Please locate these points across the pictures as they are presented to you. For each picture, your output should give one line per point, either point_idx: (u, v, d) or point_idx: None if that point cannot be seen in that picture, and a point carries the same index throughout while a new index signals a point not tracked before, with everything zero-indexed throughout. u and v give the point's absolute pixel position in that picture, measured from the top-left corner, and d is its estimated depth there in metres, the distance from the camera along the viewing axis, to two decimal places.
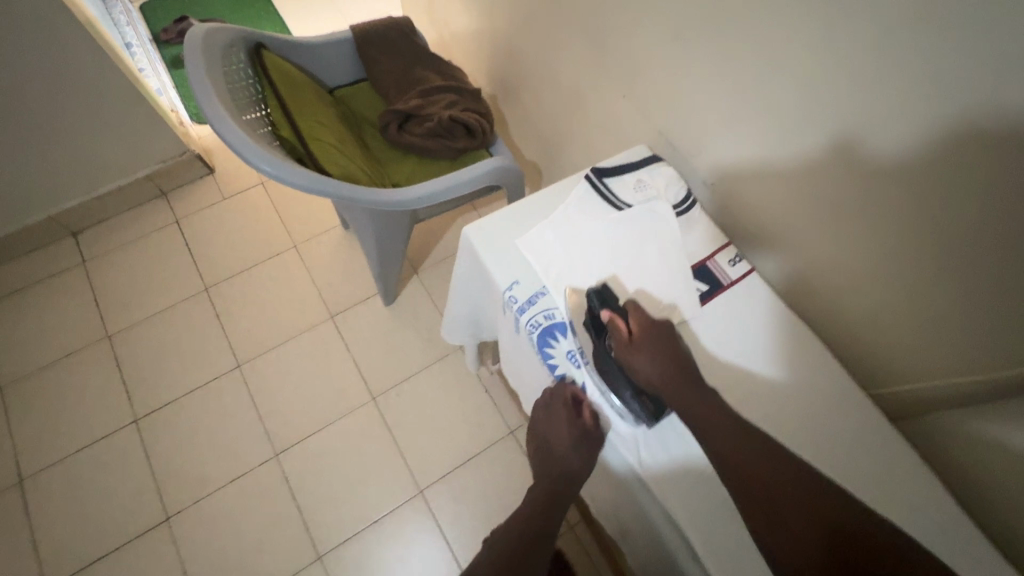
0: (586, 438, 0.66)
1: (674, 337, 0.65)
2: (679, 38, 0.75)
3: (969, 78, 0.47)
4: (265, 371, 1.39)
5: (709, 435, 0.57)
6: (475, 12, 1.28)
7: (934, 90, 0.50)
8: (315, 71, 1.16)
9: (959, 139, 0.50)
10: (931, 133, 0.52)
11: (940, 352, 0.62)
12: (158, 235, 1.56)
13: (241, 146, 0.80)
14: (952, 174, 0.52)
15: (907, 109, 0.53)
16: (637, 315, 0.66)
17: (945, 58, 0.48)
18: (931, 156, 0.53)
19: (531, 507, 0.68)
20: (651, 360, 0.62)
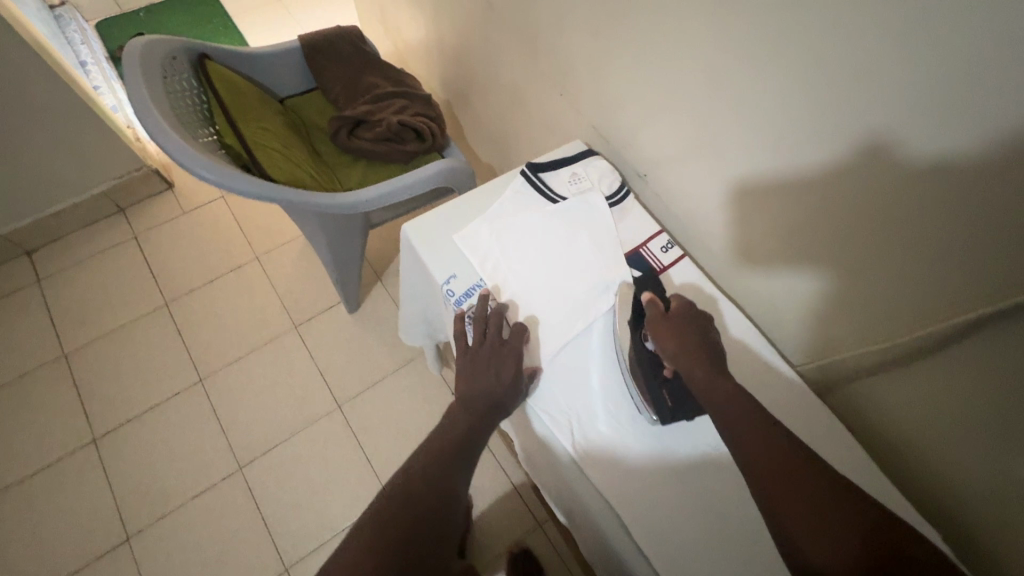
0: (500, 353, 0.65)
1: (705, 330, 0.63)
2: (602, 36, 0.77)
3: (851, 62, 0.50)
4: (228, 384, 1.38)
5: (733, 425, 0.53)
6: (424, 21, 1.30)
7: (823, 75, 0.53)
8: (263, 80, 1.16)
9: (850, 119, 0.53)
10: (827, 114, 0.55)
11: (849, 327, 0.65)
12: (116, 251, 1.55)
13: (182, 155, 0.81)
14: (847, 153, 0.55)
15: (804, 94, 0.56)
16: (680, 301, 0.66)
17: (828, 44, 0.51)
18: (827, 138, 0.56)
19: (442, 441, 0.63)
20: (680, 342, 0.61)
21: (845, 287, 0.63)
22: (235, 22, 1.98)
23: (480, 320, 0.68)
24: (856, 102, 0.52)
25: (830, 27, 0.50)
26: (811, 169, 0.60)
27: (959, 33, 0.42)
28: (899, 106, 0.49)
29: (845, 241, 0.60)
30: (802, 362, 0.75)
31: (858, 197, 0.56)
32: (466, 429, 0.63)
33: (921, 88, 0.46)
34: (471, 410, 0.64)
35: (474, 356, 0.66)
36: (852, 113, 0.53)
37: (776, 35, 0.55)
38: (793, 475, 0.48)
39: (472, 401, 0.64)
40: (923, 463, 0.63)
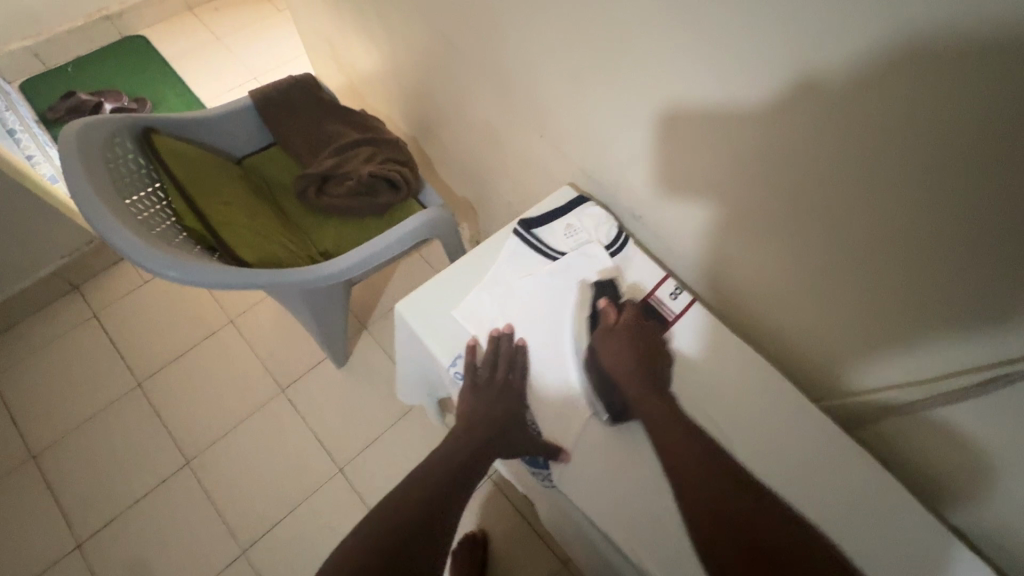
0: (504, 389, 0.67)
1: (648, 338, 0.69)
2: (579, 79, 0.74)
3: (863, 113, 0.47)
4: (217, 462, 1.29)
5: (663, 439, 0.61)
6: (378, 58, 1.24)
7: (832, 124, 0.50)
8: (216, 143, 1.08)
9: (866, 168, 0.50)
10: (840, 164, 0.52)
11: (874, 368, 0.65)
12: (76, 333, 1.44)
13: (141, 254, 0.73)
14: (862, 201, 0.53)
15: (811, 143, 0.53)
16: (631, 311, 0.70)
17: (838, 95, 0.48)
18: (841, 185, 0.53)
19: (442, 467, 0.63)
20: (620, 350, 0.67)
21: (868, 332, 0.63)
22: (174, 68, 1.86)
23: (490, 354, 0.68)
24: (872, 152, 0.49)
25: (839, 77, 0.47)
26: (823, 216, 0.57)
27: (983, 89, 0.40)
28: (921, 159, 0.46)
29: (865, 291, 0.59)
30: (827, 397, 0.74)
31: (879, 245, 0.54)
32: (466, 455, 0.64)
33: (946, 142, 0.44)
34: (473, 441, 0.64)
35: (480, 390, 0.66)
36: (868, 163, 0.50)
37: (778, 85, 0.52)
38: (704, 472, 0.57)
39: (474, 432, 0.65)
40: (963, 492, 0.64)
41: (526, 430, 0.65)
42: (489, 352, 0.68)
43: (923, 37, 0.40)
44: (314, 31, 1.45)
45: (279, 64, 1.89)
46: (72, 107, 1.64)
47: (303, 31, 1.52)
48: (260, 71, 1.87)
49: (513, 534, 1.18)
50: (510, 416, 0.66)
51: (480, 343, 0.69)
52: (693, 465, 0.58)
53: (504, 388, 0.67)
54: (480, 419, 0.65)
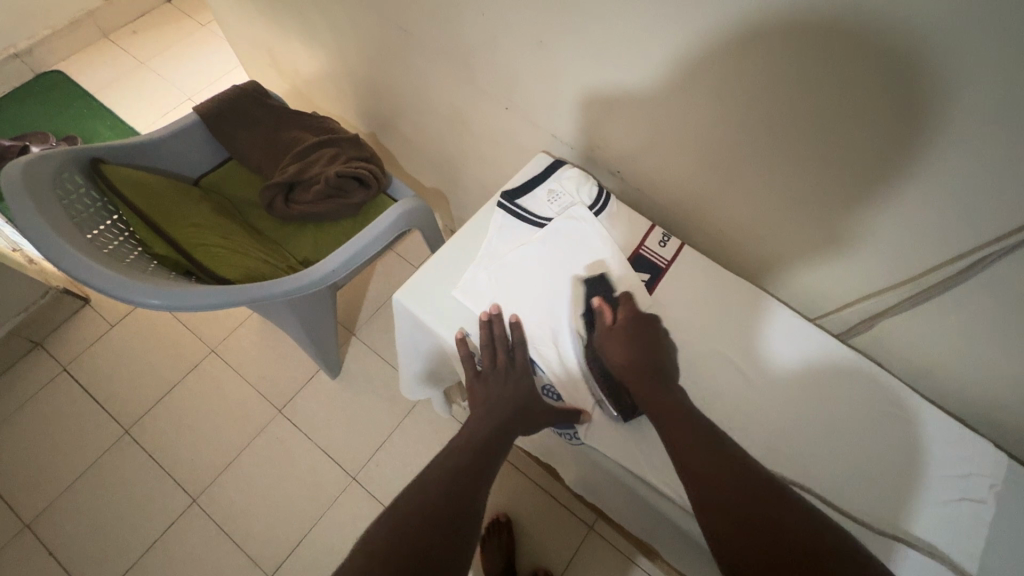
0: (511, 371, 0.68)
1: (653, 336, 0.68)
2: (542, 45, 0.74)
3: (835, 31, 0.50)
4: (226, 495, 1.25)
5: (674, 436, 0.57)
6: (322, 57, 1.20)
7: (809, 43, 0.52)
8: (169, 167, 1.04)
9: (841, 85, 0.53)
10: (818, 83, 0.55)
11: (864, 278, 0.70)
12: (48, 391, 1.36)
13: (116, 287, 0.70)
14: (842, 115, 0.56)
15: (789, 65, 0.55)
16: (625, 308, 0.69)
17: (809, 15, 0.50)
18: (821, 104, 0.56)
19: (463, 453, 0.63)
20: (625, 350, 0.65)
21: (853, 245, 0.67)
22: (100, 100, 1.76)
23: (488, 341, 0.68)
24: (848, 66, 0.52)
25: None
26: (807, 135, 0.60)
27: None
28: (895, 64, 0.49)
29: (847, 208, 0.64)
30: (821, 315, 0.80)
31: (861, 158, 0.58)
32: (486, 439, 0.64)
33: (919, 45, 0.46)
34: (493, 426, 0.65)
35: (487, 380, 0.67)
36: (846, 77, 0.52)
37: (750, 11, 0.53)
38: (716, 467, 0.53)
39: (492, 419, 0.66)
40: (958, 376, 0.70)
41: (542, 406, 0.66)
42: (487, 339, 0.68)
43: None
44: (248, 39, 1.39)
45: (212, 79, 1.82)
46: None
47: (234, 41, 1.46)
48: (193, 90, 1.79)
49: (538, 507, 1.20)
50: (521, 396, 0.67)
51: (469, 335, 0.69)
52: (706, 460, 0.54)
53: (510, 372, 0.68)
54: (495, 404, 0.66)
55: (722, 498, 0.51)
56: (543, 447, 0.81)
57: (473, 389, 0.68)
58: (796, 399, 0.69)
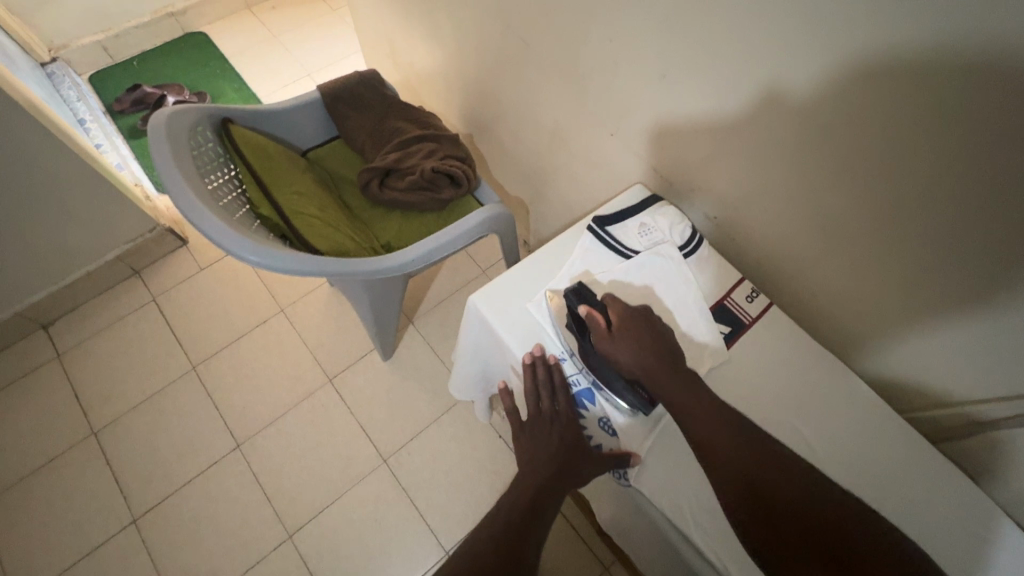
0: (555, 417, 0.68)
1: (652, 326, 0.66)
2: (665, 79, 0.74)
3: (1000, 118, 0.46)
4: (267, 447, 1.32)
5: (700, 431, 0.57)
6: (440, 57, 1.25)
7: (968, 123, 0.48)
8: (285, 136, 1.12)
9: (991, 173, 0.49)
10: (971, 169, 0.51)
11: (974, 380, 0.65)
12: (136, 316, 1.49)
13: (222, 237, 0.76)
14: (992, 210, 0.51)
15: (939, 142, 0.51)
16: (615, 306, 0.67)
17: (976, 95, 0.47)
18: (968, 192, 0.52)
19: (516, 505, 0.63)
20: (635, 351, 0.63)
21: (969, 344, 0.62)
22: (233, 64, 1.93)
23: (531, 384, 0.68)
24: (1007, 157, 0.48)
25: (977, 79, 0.46)
26: (945, 220, 0.55)
27: None
28: None
29: (970, 304, 0.59)
30: (912, 412, 0.75)
31: (1008, 259, 0.53)
32: (536, 490, 0.64)
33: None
34: (542, 472, 0.65)
35: (535, 427, 0.69)
36: (1006, 169, 0.48)
37: (905, 79, 0.50)
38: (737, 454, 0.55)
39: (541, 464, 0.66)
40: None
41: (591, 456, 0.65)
42: (529, 383, 0.68)
43: None
44: (375, 30, 1.48)
45: (332, 61, 1.94)
46: (138, 99, 1.72)
47: (361, 29, 1.56)
48: (313, 69, 1.92)
49: (557, 536, 1.18)
50: (568, 444, 0.66)
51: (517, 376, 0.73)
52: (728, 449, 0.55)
53: (557, 414, 0.68)
54: (545, 454, 0.67)
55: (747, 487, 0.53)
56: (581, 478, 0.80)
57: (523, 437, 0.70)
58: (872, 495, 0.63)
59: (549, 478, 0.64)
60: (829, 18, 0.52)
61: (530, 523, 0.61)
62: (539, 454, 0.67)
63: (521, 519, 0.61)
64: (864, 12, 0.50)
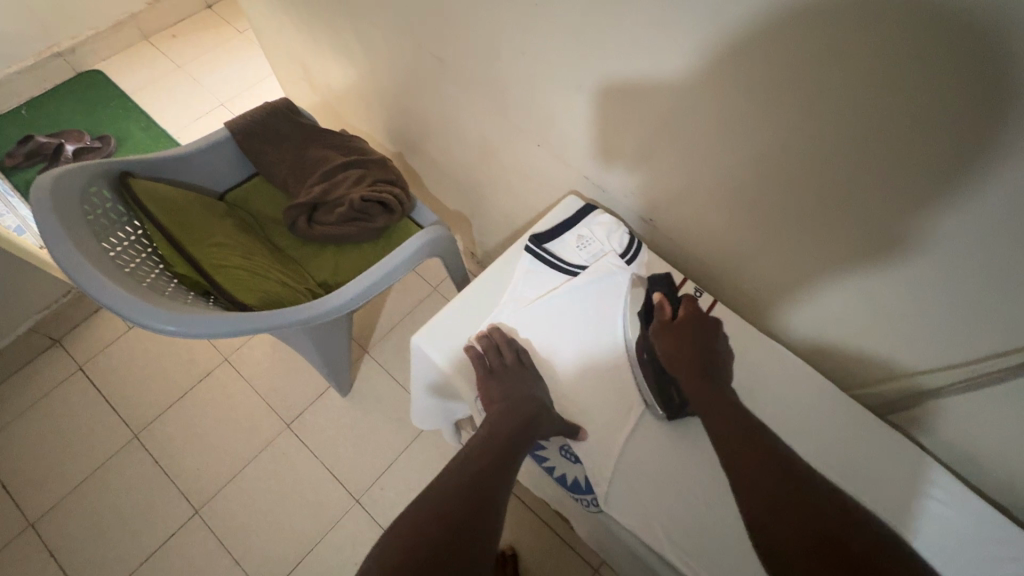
0: (519, 369, 0.68)
1: (715, 339, 0.69)
2: (580, 86, 0.73)
3: (897, 105, 0.47)
4: (229, 507, 1.24)
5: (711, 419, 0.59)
6: (356, 77, 1.20)
7: (873, 110, 0.49)
8: (198, 181, 1.04)
9: (896, 154, 0.51)
10: (885, 153, 0.51)
11: (911, 352, 0.67)
12: (62, 389, 1.37)
13: (133, 310, 0.69)
14: (904, 190, 0.53)
15: (856, 131, 0.52)
16: (687, 305, 0.71)
17: (871, 85, 0.48)
18: (883, 176, 0.53)
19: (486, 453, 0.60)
20: (681, 345, 0.67)
21: (900, 317, 0.64)
22: (136, 101, 1.79)
23: (484, 370, 0.67)
24: (910, 139, 0.49)
25: (871, 69, 0.47)
26: (872, 202, 0.56)
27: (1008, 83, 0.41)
28: (964, 144, 0.46)
29: (897, 279, 0.61)
30: (860, 387, 0.77)
31: (927, 235, 0.54)
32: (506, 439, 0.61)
33: (1020, 122, 0.42)
34: (492, 459, 0.60)
35: (500, 378, 0.66)
36: (917, 152, 0.49)
37: (805, 74, 0.51)
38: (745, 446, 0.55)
39: (492, 450, 0.61)
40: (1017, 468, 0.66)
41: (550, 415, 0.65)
42: (481, 369, 0.67)
43: (945, 32, 0.41)
44: (284, 53, 1.40)
45: (244, 87, 1.83)
46: (32, 151, 1.57)
47: (269, 52, 1.47)
48: (225, 97, 1.81)
49: (543, 549, 1.15)
50: (534, 394, 0.66)
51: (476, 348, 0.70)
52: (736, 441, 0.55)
53: (512, 396, 0.65)
54: (513, 401, 0.64)
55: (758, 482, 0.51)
56: (554, 500, 0.78)
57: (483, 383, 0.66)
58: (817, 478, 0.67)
59: (503, 460, 0.60)
60: (739, 18, 0.51)
61: (501, 472, 0.59)
62: (507, 400, 0.64)
63: (494, 468, 0.59)
64: (757, 11, 0.50)
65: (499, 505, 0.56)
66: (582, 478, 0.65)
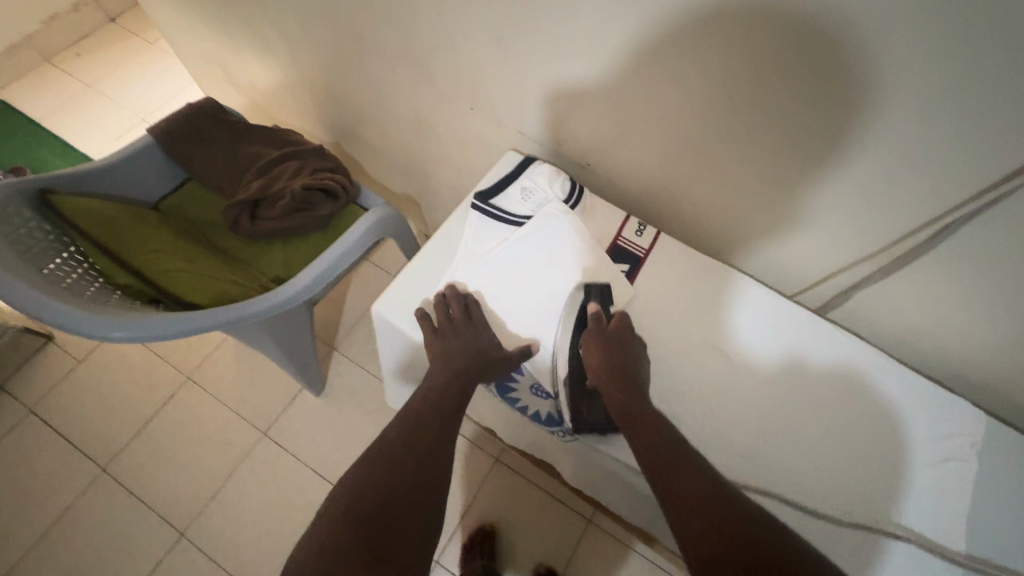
0: (467, 319, 0.68)
1: (636, 358, 0.65)
2: (501, 42, 0.74)
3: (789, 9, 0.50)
4: (215, 525, 1.21)
5: (636, 435, 0.57)
6: (278, 69, 1.17)
7: (769, 20, 0.52)
8: (126, 194, 1.00)
9: (796, 57, 0.54)
10: (787, 58, 0.54)
11: (839, 249, 0.70)
12: (13, 436, 1.29)
13: (76, 322, 0.67)
14: (808, 91, 0.56)
15: (757, 42, 0.55)
16: (618, 321, 0.67)
17: None
18: (787, 82, 0.56)
19: (432, 406, 0.63)
20: (604, 362, 0.63)
21: (825, 214, 0.67)
22: (47, 127, 1.68)
23: (433, 326, 0.68)
24: (805, 41, 0.52)
25: None
26: (780, 108, 0.59)
27: None
28: (851, 39, 0.50)
29: (816, 178, 0.64)
30: (797, 292, 0.81)
31: (837, 129, 0.58)
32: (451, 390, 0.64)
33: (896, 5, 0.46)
34: (439, 412, 0.63)
35: (450, 330, 0.67)
36: (813, 54, 0.52)
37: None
38: (677, 462, 0.54)
39: (439, 402, 0.63)
40: (938, 339, 0.71)
41: (497, 362, 0.66)
42: (429, 329, 0.67)
43: None
44: (200, 55, 1.35)
45: (165, 99, 1.75)
46: None
47: (184, 57, 1.41)
48: (147, 111, 1.73)
49: (537, 507, 1.18)
50: (481, 342, 0.67)
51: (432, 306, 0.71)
52: (665, 459, 0.54)
53: (458, 352, 0.65)
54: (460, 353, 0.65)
55: (689, 506, 0.50)
56: (535, 448, 0.80)
57: (431, 337, 0.67)
58: (778, 387, 0.71)
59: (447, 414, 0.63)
60: None
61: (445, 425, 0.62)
62: (453, 352, 0.65)
63: (439, 423, 0.62)
64: None
65: (440, 458, 0.60)
66: (554, 411, 0.68)
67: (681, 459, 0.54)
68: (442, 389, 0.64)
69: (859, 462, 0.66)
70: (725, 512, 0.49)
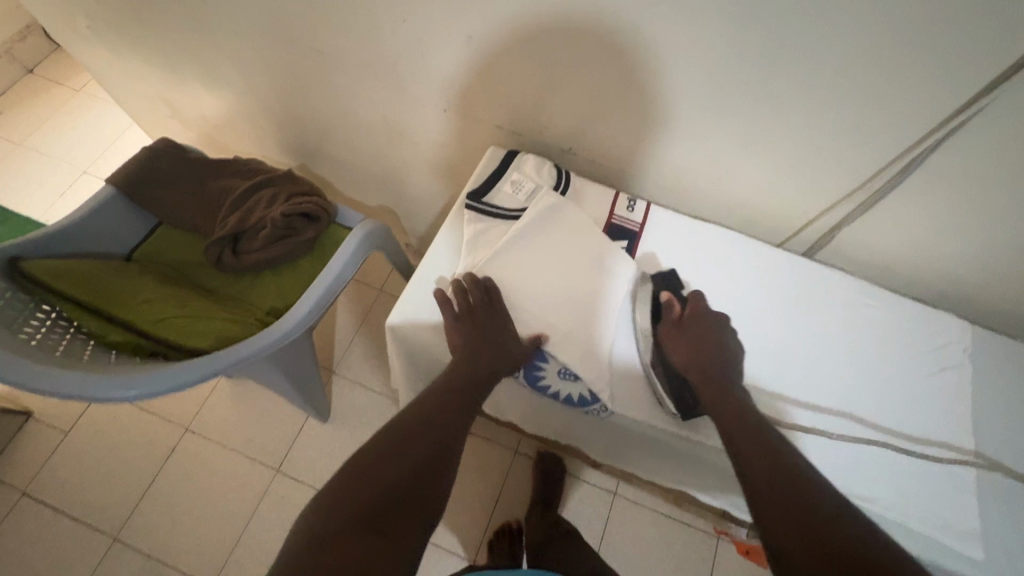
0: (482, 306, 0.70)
1: (719, 335, 0.69)
2: (470, 40, 0.74)
3: None
4: (245, 569, 1.18)
5: (728, 429, 0.59)
6: (231, 98, 1.13)
7: None
8: (95, 250, 0.96)
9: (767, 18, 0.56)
10: (757, 20, 0.57)
11: (820, 193, 0.74)
12: (9, 522, 1.22)
13: (85, 387, 0.65)
14: (779, 49, 0.59)
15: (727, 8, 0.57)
16: (696, 304, 0.72)
17: None
18: (758, 44, 0.59)
19: (449, 393, 0.65)
20: (692, 351, 0.68)
21: (803, 164, 0.71)
22: None
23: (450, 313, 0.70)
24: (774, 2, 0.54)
25: None
26: (754, 67, 0.62)
27: None
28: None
29: (794, 130, 0.67)
30: (785, 239, 0.84)
31: (810, 81, 0.61)
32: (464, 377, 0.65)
33: None
34: (455, 399, 0.64)
35: (468, 316, 0.69)
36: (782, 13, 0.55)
37: None
38: (755, 451, 0.56)
39: (458, 390, 0.65)
40: (915, 259, 0.77)
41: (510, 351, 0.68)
42: (449, 311, 0.70)
43: None
44: (141, 95, 1.29)
45: (106, 146, 1.67)
46: None
47: (123, 100, 1.35)
48: (88, 162, 1.64)
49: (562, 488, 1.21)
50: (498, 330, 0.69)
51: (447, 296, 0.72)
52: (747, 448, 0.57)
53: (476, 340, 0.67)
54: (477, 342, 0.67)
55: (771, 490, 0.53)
56: (563, 429, 0.82)
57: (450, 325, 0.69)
58: (793, 336, 0.74)
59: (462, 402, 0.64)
60: None
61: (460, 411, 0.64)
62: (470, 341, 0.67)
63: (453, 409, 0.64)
64: None
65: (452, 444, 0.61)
66: (586, 392, 0.69)
67: (766, 447, 0.57)
68: (452, 380, 0.65)
69: (869, 387, 0.70)
70: (798, 491, 0.52)
